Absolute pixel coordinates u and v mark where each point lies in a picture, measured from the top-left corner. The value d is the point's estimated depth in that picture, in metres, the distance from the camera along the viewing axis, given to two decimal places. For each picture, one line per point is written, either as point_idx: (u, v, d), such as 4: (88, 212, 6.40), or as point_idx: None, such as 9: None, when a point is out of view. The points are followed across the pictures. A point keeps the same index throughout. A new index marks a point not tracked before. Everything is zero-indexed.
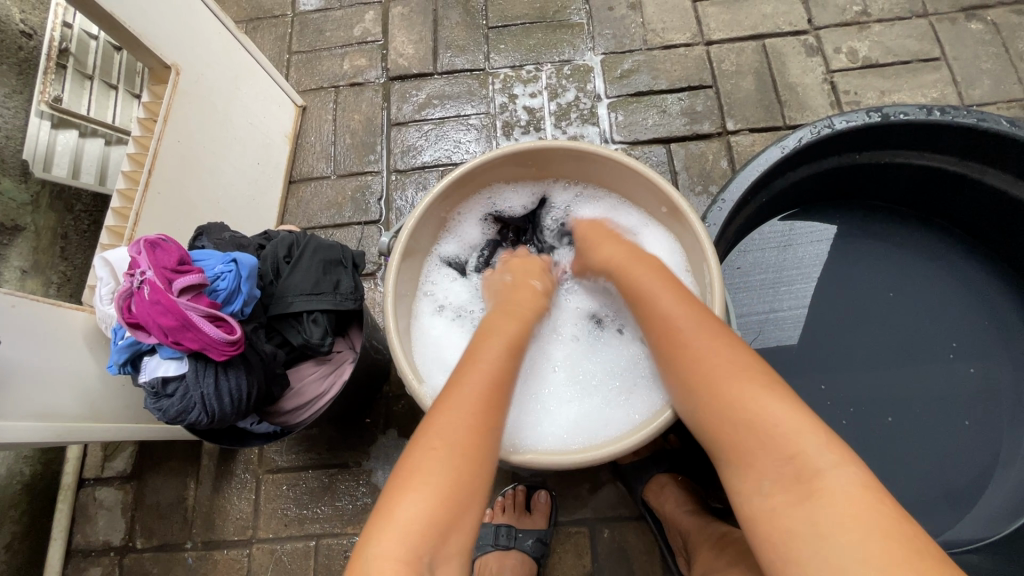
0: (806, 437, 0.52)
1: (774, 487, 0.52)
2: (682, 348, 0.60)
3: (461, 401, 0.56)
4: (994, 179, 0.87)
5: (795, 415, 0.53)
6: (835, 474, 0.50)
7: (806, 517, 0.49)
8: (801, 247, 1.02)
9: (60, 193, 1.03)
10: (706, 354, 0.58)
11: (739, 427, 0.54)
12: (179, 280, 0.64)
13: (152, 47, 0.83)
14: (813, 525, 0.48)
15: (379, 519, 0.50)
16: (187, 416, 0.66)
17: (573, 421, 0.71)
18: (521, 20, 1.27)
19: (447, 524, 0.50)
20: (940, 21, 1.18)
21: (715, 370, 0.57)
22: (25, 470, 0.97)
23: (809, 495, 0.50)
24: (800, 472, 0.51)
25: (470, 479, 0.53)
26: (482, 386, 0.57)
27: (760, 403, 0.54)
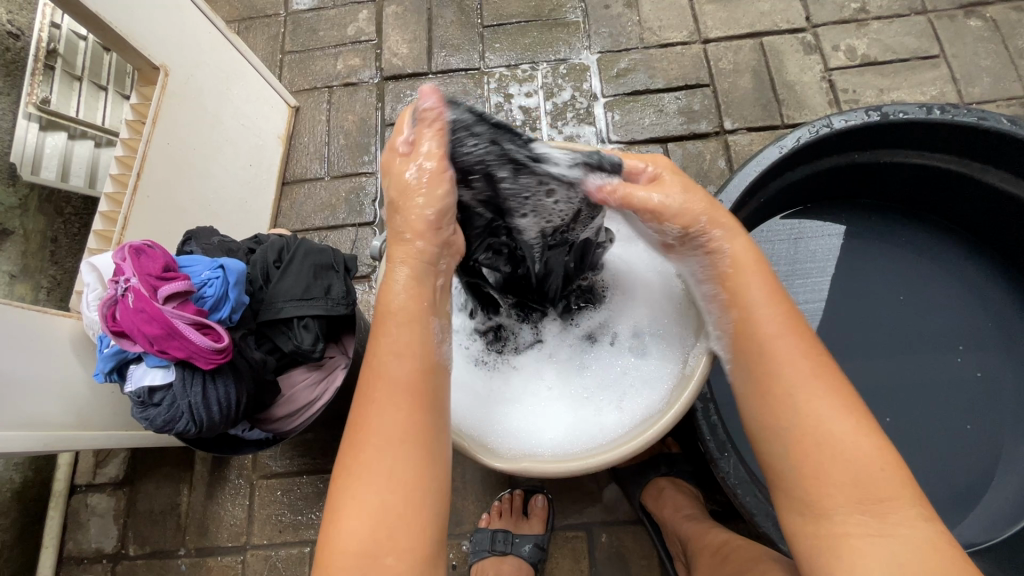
0: (890, 475, 0.50)
1: (843, 511, 0.49)
2: (770, 354, 0.54)
3: (374, 409, 0.52)
4: (994, 177, 0.86)
5: (883, 454, 0.50)
6: (917, 520, 0.48)
7: (876, 544, 0.48)
8: (813, 240, 1.01)
9: (49, 197, 1.02)
10: (791, 366, 0.53)
11: (812, 447, 0.51)
12: (164, 288, 0.63)
13: (141, 49, 0.82)
14: (882, 555, 0.47)
15: (323, 547, 0.50)
16: (174, 425, 0.65)
17: (566, 430, 0.70)
18: (516, 19, 1.25)
19: (388, 540, 0.49)
20: (939, 18, 1.17)
21: (800, 381, 0.52)
22: (15, 477, 0.96)
23: (884, 527, 0.48)
24: (879, 504, 0.49)
25: (400, 485, 0.50)
26: (389, 385, 0.53)
27: (837, 430, 0.51)
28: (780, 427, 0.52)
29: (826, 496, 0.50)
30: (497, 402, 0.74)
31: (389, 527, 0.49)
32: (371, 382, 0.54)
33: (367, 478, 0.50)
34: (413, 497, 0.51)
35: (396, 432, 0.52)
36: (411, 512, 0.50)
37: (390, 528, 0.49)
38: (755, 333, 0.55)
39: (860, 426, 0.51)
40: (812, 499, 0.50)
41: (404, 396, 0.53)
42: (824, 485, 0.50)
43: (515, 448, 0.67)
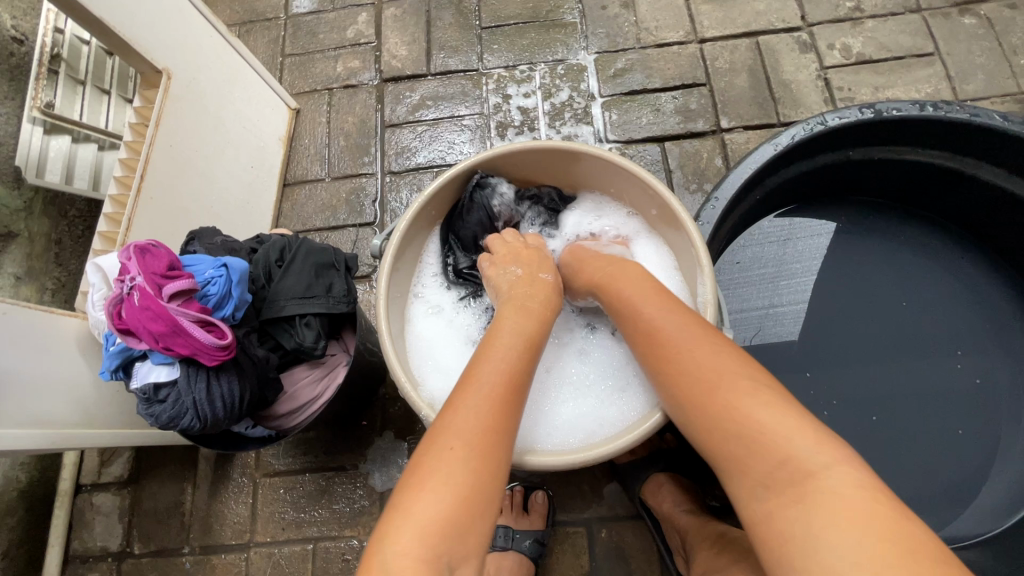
0: (796, 431, 0.49)
1: (762, 487, 0.49)
2: (662, 351, 0.59)
3: (477, 395, 0.54)
4: (987, 173, 0.87)
5: (786, 414, 0.50)
6: (830, 473, 0.46)
7: (801, 510, 0.46)
8: (800, 241, 1.02)
9: (53, 199, 1.03)
10: (688, 352, 0.57)
11: (723, 426, 0.52)
12: (169, 286, 0.64)
13: (143, 52, 0.83)
14: (803, 525, 0.45)
15: (386, 526, 0.47)
16: (179, 421, 0.66)
17: (569, 422, 0.71)
18: (514, 20, 1.26)
19: (465, 519, 0.47)
20: (933, 16, 1.18)
21: (698, 364, 0.56)
22: (21, 477, 0.97)
23: (799, 492, 0.47)
24: (786, 472, 0.48)
25: (485, 470, 0.50)
26: (496, 381, 0.56)
27: (736, 408, 0.52)
28: (694, 417, 0.55)
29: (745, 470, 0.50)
30: None
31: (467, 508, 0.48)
32: (474, 375, 0.56)
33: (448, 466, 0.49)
34: (483, 500, 0.49)
35: (495, 423, 0.53)
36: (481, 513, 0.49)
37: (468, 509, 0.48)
38: (650, 332, 0.60)
39: (759, 390, 0.52)
40: (740, 482, 0.51)
41: (499, 400, 0.54)
42: (744, 465, 0.50)
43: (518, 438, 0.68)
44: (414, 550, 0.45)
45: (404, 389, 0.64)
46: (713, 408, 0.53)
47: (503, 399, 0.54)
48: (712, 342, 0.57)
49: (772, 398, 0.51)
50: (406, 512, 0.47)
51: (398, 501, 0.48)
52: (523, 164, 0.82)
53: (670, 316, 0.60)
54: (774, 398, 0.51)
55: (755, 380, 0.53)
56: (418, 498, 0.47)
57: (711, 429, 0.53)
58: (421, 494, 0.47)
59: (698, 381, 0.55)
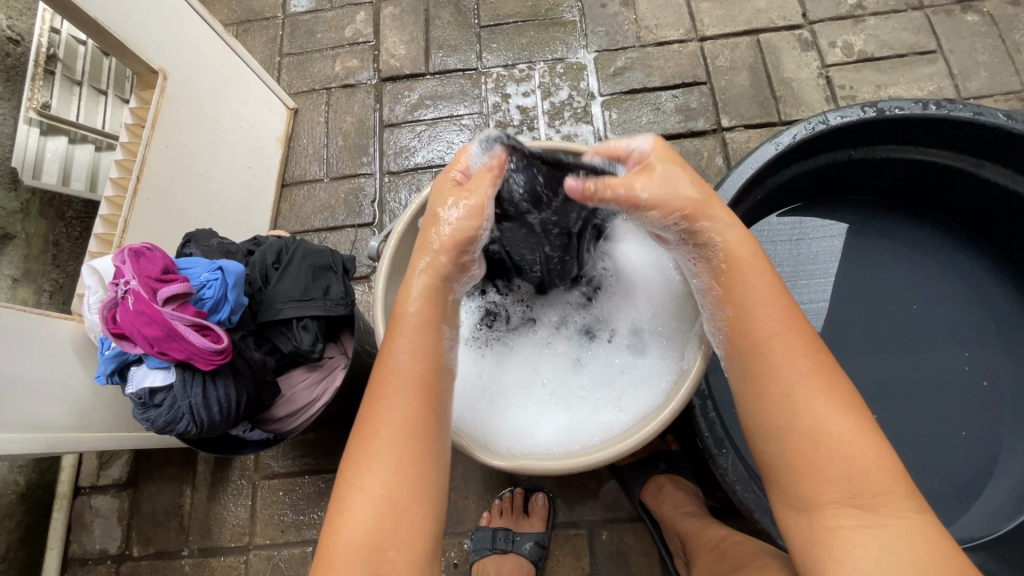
0: (885, 468, 0.50)
1: (836, 505, 0.50)
2: (758, 343, 0.55)
3: (387, 399, 0.54)
4: (990, 172, 0.86)
5: (881, 450, 0.51)
6: (909, 512, 0.48)
7: (867, 537, 0.48)
8: (814, 241, 1.01)
9: (50, 201, 1.03)
10: (786, 354, 0.54)
11: (809, 439, 0.51)
12: (164, 290, 0.63)
13: (139, 52, 0.83)
14: (872, 546, 0.47)
15: (326, 531, 0.51)
16: (175, 426, 0.66)
17: (564, 430, 0.70)
18: (513, 19, 1.26)
19: (391, 531, 0.50)
20: (936, 13, 1.17)
21: (796, 370, 0.53)
22: (19, 480, 0.97)
23: (873, 518, 0.48)
24: (873, 499, 0.49)
25: (410, 479, 0.52)
26: (397, 378, 0.55)
27: (833, 431, 0.51)
28: (782, 421, 0.52)
29: (816, 489, 0.50)
30: (495, 400, 0.74)
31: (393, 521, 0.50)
32: (382, 377, 0.56)
33: (375, 471, 0.51)
34: (419, 495, 0.52)
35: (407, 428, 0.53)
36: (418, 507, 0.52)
37: (394, 523, 0.50)
38: (747, 322, 0.56)
39: (855, 420, 0.51)
40: (807, 496, 0.51)
41: (420, 394, 0.55)
42: (821, 481, 0.50)
43: (513, 446, 0.68)
44: (351, 555, 0.49)
45: None
46: (810, 421, 0.51)
47: (417, 400, 0.54)
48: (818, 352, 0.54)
49: (864, 428, 0.51)
50: (341, 518, 0.51)
51: (334, 506, 0.52)
52: None
53: (781, 308, 0.56)
54: (862, 422, 0.51)
55: (857, 409, 0.52)
56: (349, 505, 0.51)
57: (795, 438, 0.52)
58: (347, 513, 0.50)
59: (790, 385, 0.53)
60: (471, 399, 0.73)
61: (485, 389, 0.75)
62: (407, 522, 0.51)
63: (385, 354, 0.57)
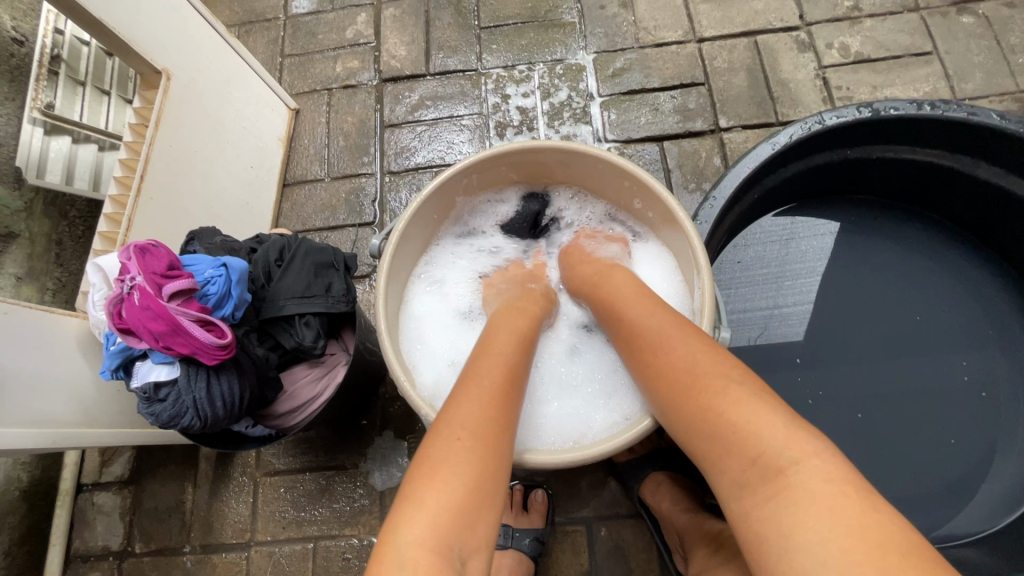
0: (771, 427, 0.49)
1: (740, 484, 0.49)
2: (646, 353, 0.61)
3: (480, 384, 0.56)
4: (984, 172, 0.87)
5: (768, 410, 0.50)
6: (805, 466, 0.46)
7: (776, 510, 0.45)
8: (803, 241, 1.02)
9: (54, 200, 1.03)
10: (668, 351, 0.59)
11: (707, 425, 0.52)
12: (169, 285, 0.64)
13: (143, 53, 0.84)
14: (779, 518, 0.45)
15: (404, 503, 0.47)
16: (179, 420, 0.67)
17: (554, 423, 0.72)
18: (512, 20, 1.27)
19: (478, 501, 0.48)
20: (932, 15, 1.18)
21: (680, 363, 0.57)
22: (22, 476, 0.98)
23: (772, 487, 0.46)
24: (764, 470, 0.47)
25: (496, 456, 0.51)
26: (496, 372, 0.58)
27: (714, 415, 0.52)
28: (680, 418, 0.55)
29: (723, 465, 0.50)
30: None
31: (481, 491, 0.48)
32: (479, 369, 0.58)
33: (462, 444, 0.50)
34: (501, 473, 0.51)
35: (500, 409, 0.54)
36: (495, 493, 0.50)
37: (482, 494, 0.48)
38: (637, 336, 0.63)
39: (740, 389, 0.52)
40: (723, 480, 0.50)
41: (510, 387, 0.58)
42: (723, 461, 0.50)
43: None
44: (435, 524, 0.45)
45: (403, 387, 0.64)
46: (701, 405, 0.53)
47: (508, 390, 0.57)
48: (701, 347, 0.58)
49: (746, 393, 0.52)
50: (432, 478, 0.48)
51: (411, 480, 0.48)
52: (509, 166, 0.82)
53: (665, 322, 0.62)
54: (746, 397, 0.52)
55: (736, 376, 0.53)
56: (437, 473, 0.48)
57: (698, 426, 0.53)
58: (434, 482, 0.47)
59: (675, 379, 0.56)
60: None
61: None
62: (491, 490, 0.49)
63: (482, 355, 0.61)
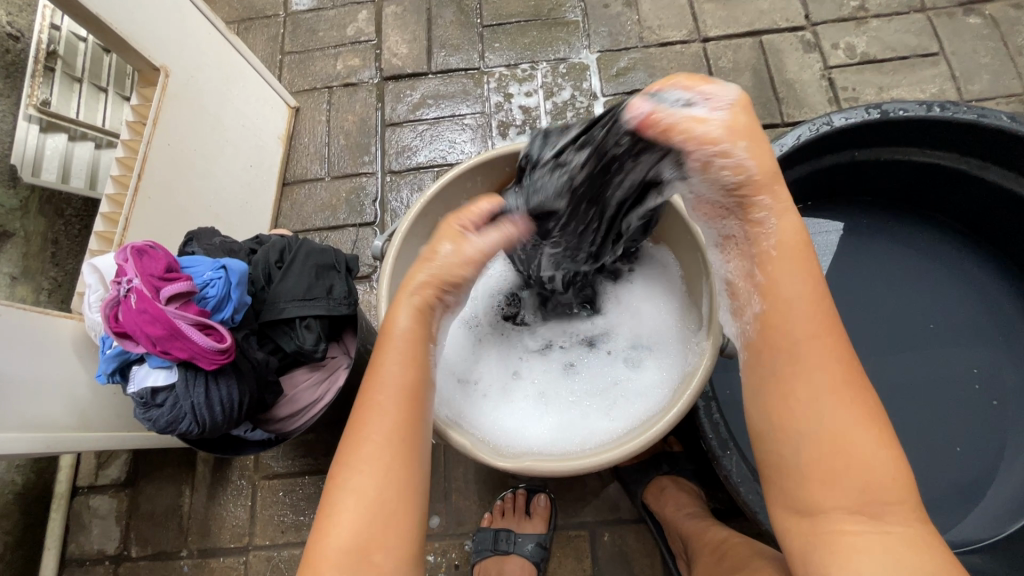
0: (897, 475, 0.50)
1: (841, 511, 0.50)
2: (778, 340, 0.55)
3: (375, 410, 0.54)
4: (994, 175, 0.86)
5: (893, 456, 0.51)
6: (921, 524, 0.49)
7: (875, 539, 0.48)
8: (810, 238, 1.01)
9: (49, 198, 1.02)
10: (807, 349, 0.54)
11: (834, 446, 0.51)
12: (166, 288, 0.63)
13: (142, 50, 0.82)
14: (876, 551, 0.48)
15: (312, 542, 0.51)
16: (177, 426, 0.66)
17: (553, 433, 0.70)
18: (515, 19, 1.25)
19: (377, 537, 0.50)
20: (938, 15, 1.17)
21: (813, 363, 0.54)
22: (17, 479, 0.96)
23: (872, 522, 0.49)
24: (877, 508, 0.49)
25: (394, 489, 0.52)
26: (393, 391, 0.55)
27: (856, 440, 0.51)
28: (796, 427, 0.53)
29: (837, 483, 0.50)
30: (484, 395, 0.74)
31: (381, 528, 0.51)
32: (371, 389, 0.55)
33: (361, 482, 0.52)
34: (405, 502, 0.52)
35: (393, 437, 0.53)
36: (402, 518, 0.52)
37: (382, 530, 0.51)
38: (770, 320, 0.56)
39: (871, 426, 0.52)
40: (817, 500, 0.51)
41: (406, 406, 0.55)
42: (835, 485, 0.50)
43: (501, 446, 0.67)
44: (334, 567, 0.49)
45: None
46: (830, 425, 0.51)
47: (403, 412, 0.54)
48: (841, 359, 0.54)
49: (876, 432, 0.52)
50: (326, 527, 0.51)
51: (317, 524, 0.52)
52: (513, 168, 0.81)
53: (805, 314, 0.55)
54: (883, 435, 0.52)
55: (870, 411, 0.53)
56: (335, 515, 0.51)
57: (816, 443, 0.52)
58: (331, 529, 0.50)
59: (796, 384, 0.53)
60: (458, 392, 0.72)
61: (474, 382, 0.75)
62: (393, 522, 0.51)
63: (376, 366, 0.56)
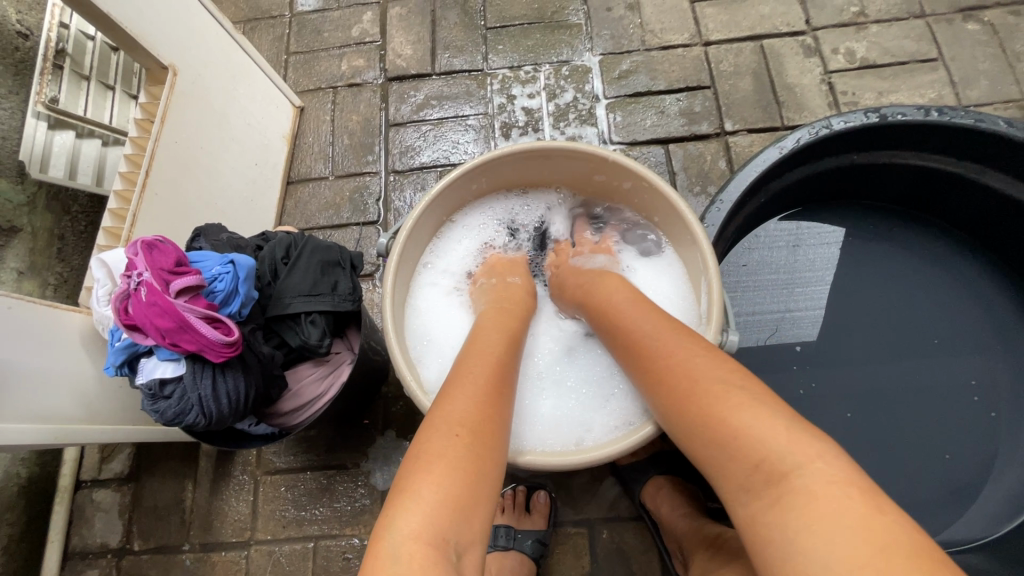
0: (769, 429, 0.49)
1: (743, 487, 0.49)
2: (649, 358, 0.59)
3: (472, 380, 0.56)
4: (989, 178, 0.87)
5: (757, 408, 0.50)
6: (808, 471, 0.46)
7: (775, 514, 0.45)
8: (812, 248, 1.02)
9: (56, 195, 1.03)
10: (666, 353, 0.58)
11: (704, 428, 0.52)
12: (176, 282, 0.64)
13: (150, 48, 0.83)
14: (778, 522, 0.45)
15: (392, 502, 0.46)
16: (184, 417, 0.66)
17: (551, 427, 0.72)
18: (519, 21, 1.27)
19: (474, 493, 0.48)
20: (937, 21, 1.19)
21: (674, 363, 0.57)
22: (21, 472, 0.97)
23: (778, 491, 0.46)
24: (767, 472, 0.47)
25: (491, 452, 0.51)
26: (487, 366, 0.58)
27: (730, 415, 0.51)
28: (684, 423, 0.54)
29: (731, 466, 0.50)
30: None
31: (477, 488, 0.48)
32: (466, 365, 0.58)
33: (455, 436, 0.50)
34: (496, 468, 0.51)
35: (493, 404, 0.54)
36: (484, 493, 0.49)
37: (478, 491, 0.48)
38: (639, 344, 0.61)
39: (736, 390, 0.52)
40: (724, 481, 0.51)
41: (497, 379, 0.58)
42: (725, 466, 0.50)
43: (504, 439, 0.69)
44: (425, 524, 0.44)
45: (411, 390, 0.64)
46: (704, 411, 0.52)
47: (501, 384, 0.57)
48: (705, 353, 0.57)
49: (739, 394, 0.52)
50: (421, 474, 0.47)
51: (403, 475, 0.48)
52: (519, 166, 0.82)
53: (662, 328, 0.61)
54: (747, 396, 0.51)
55: (734, 381, 0.53)
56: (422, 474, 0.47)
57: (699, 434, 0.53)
58: (425, 477, 0.47)
59: (676, 382, 0.56)
60: None
61: None
62: (487, 483, 0.49)
63: (474, 350, 0.61)
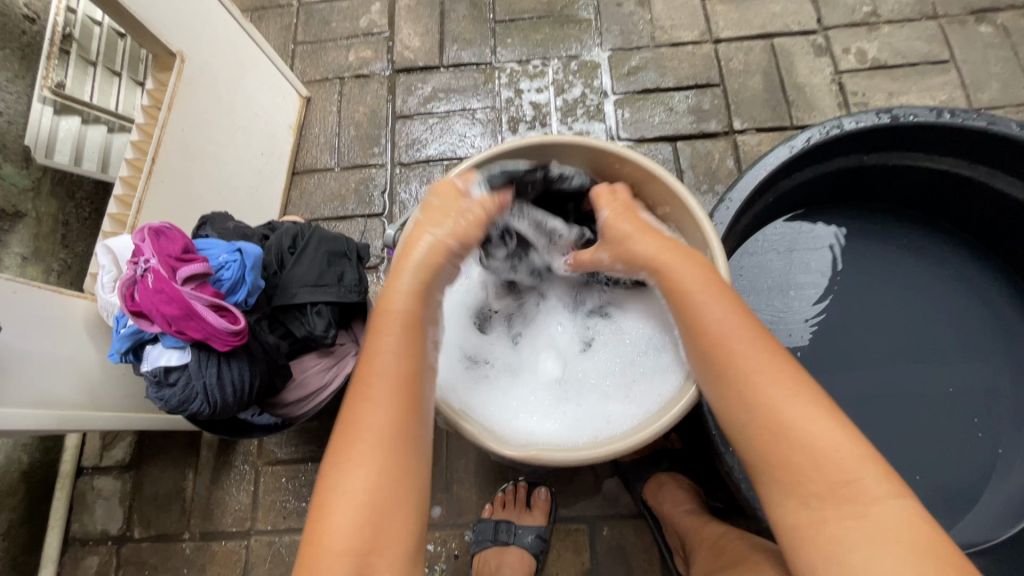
0: (864, 463, 0.50)
1: (814, 497, 0.51)
2: (725, 350, 0.57)
3: (368, 402, 0.54)
4: (999, 182, 0.86)
5: (841, 432, 0.52)
6: (889, 498, 0.49)
7: (850, 529, 0.49)
8: (805, 252, 1.02)
9: (61, 180, 1.02)
10: (743, 353, 0.56)
11: (778, 432, 0.53)
12: (182, 269, 0.64)
13: (158, 34, 0.83)
14: (856, 539, 0.48)
15: (309, 531, 0.51)
16: (189, 406, 0.66)
17: (568, 422, 0.71)
18: (528, 15, 1.26)
19: (374, 532, 0.50)
20: (950, 23, 1.18)
21: (765, 381, 0.55)
22: (23, 458, 0.97)
23: (854, 509, 0.49)
24: (846, 489, 0.50)
25: (391, 490, 0.52)
26: (387, 383, 0.55)
27: (826, 445, 0.51)
28: (744, 417, 0.55)
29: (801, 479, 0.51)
30: (496, 379, 0.76)
31: (376, 526, 0.51)
32: (365, 380, 0.56)
33: (351, 476, 0.51)
34: (399, 498, 0.52)
35: (388, 430, 0.53)
36: (401, 513, 0.52)
37: (377, 527, 0.51)
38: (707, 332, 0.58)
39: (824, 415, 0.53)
40: (788, 488, 0.52)
41: (401, 395, 0.55)
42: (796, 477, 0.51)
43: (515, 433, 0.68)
44: (336, 557, 0.49)
45: None
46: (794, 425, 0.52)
47: (399, 402, 0.55)
48: (774, 356, 0.56)
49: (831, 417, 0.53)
50: (324, 516, 0.51)
51: (312, 518, 0.51)
52: None
53: (737, 322, 0.58)
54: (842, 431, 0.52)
55: (801, 384, 0.54)
56: (335, 502, 0.51)
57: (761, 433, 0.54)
58: (329, 525, 0.50)
59: (755, 383, 0.55)
60: (470, 378, 0.74)
61: (489, 363, 0.78)
62: (387, 517, 0.51)
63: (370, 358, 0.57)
